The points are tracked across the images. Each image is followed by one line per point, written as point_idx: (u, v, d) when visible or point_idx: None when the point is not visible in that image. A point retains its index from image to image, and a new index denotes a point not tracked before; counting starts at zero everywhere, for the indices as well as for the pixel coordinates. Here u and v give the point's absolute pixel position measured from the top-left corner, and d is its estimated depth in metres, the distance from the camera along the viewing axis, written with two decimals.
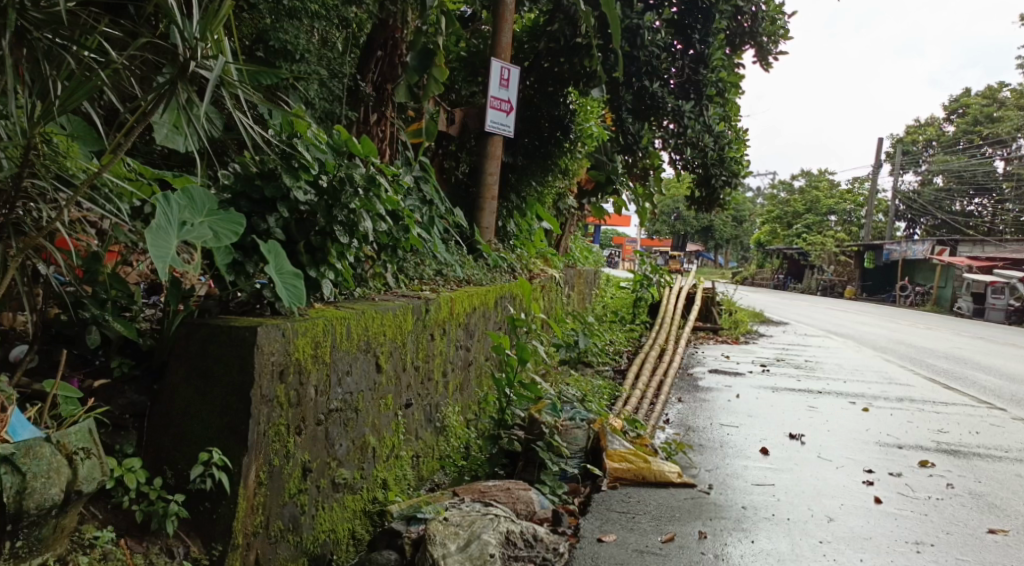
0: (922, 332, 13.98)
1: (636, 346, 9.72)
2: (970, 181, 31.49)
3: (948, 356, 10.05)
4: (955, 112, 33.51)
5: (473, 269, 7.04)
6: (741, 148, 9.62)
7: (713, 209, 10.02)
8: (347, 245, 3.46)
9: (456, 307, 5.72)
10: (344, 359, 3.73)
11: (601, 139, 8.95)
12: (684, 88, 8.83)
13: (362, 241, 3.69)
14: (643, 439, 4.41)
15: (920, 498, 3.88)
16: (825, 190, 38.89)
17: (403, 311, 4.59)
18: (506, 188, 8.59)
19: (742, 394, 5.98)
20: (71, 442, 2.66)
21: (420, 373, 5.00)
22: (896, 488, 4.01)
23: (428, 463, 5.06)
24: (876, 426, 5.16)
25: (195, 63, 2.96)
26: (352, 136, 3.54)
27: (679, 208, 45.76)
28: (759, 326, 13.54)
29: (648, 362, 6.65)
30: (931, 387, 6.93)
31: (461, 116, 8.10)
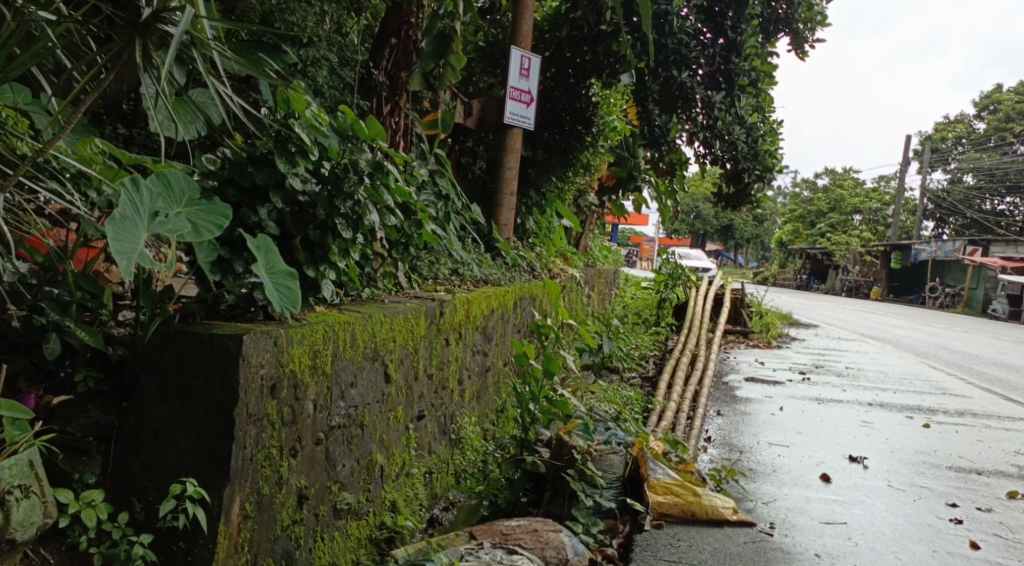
0: (960, 336, 13.44)
1: (662, 350, 9.29)
2: (1000, 180, 30.89)
3: (994, 362, 9.53)
4: (985, 109, 32.75)
5: (491, 267, 6.62)
6: (776, 142, 9.14)
7: (742, 206, 9.54)
8: (351, 241, 3.05)
9: (473, 310, 5.31)
10: (348, 369, 3.31)
11: (622, 133, 8.60)
12: (714, 78, 8.34)
13: (367, 237, 3.29)
14: (687, 465, 3.92)
15: (1019, 542, 3.44)
16: (849, 189, 38.24)
17: (415, 314, 4.19)
18: (526, 184, 8.15)
19: (786, 408, 5.54)
20: (5, 479, 2.33)
21: (434, 382, 4.59)
22: (990, 528, 3.57)
23: (443, 480, 4.64)
24: (942, 448, 4.72)
25: (156, 15, 2.74)
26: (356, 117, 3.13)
27: (700, 206, 45.19)
28: (789, 329, 13.05)
29: (678, 369, 6.23)
30: (986, 400, 6.46)
31: (479, 108, 7.65)
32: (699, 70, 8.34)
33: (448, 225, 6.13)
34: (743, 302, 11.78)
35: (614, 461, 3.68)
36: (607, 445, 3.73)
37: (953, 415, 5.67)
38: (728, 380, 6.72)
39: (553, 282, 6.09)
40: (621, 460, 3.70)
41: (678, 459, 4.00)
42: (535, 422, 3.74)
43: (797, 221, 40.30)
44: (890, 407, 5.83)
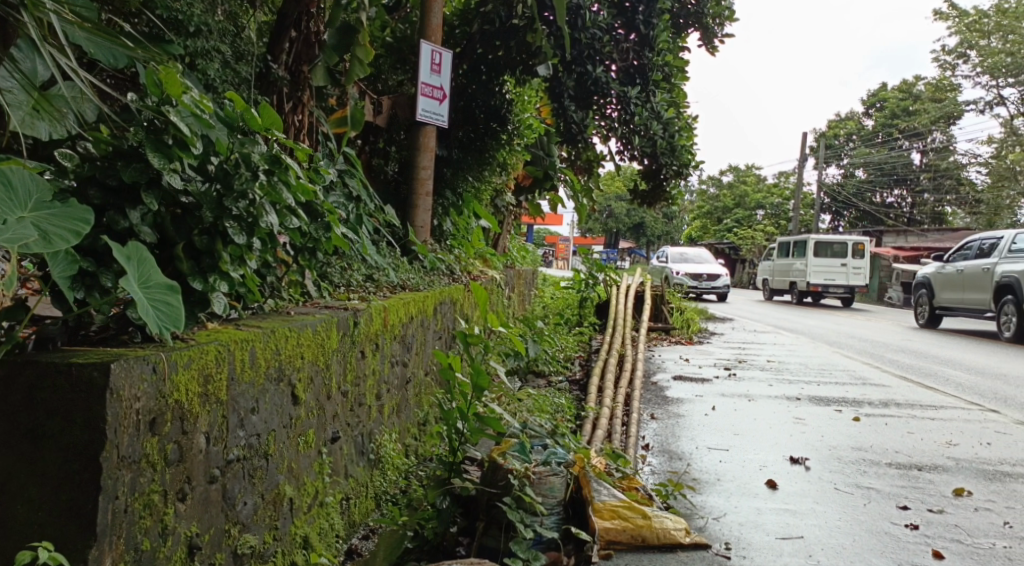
0: (868, 324, 13.63)
1: (586, 351, 9.08)
2: (889, 173, 31.99)
3: (907, 349, 9.61)
4: (875, 106, 33.81)
5: (407, 272, 6.25)
6: (692, 137, 8.96)
7: (659, 203, 9.37)
8: (245, 247, 2.68)
9: (391, 318, 4.95)
10: (249, 396, 2.93)
11: (538, 131, 8.34)
12: (629, 74, 8.14)
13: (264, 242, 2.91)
14: (630, 482, 3.62)
15: (984, 548, 3.24)
16: (753, 185, 38.99)
17: (324, 326, 3.83)
18: (441, 184, 7.81)
19: (718, 407, 5.32)
20: None
21: (348, 400, 4.23)
22: (948, 532, 3.38)
23: (360, 504, 4.30)
24: (879, 443, 4.56)
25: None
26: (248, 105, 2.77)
27: (612, 205, 45.56)
28: (706, 324, 13.01)
29: (607, 371, 5.97)
30: (907, 388, 6.38)
31: (389, 105, 7.26)
32: (612, 66, 8.09)
33: (360, 228, 5.78)
34: (663, 299, 11.64)
35: (554, 483, 3.27)
36: (546, 466, 3.30)
37: (880, 405, 5.54)
38: (656, 379, 6.48)
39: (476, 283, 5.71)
40: (562, 483, 3.31)
41: (620, 475, 3.70)
42: (459, 440, 3.42)
43: (705, 218, 40.90)
44: (820, 400, 5.66)
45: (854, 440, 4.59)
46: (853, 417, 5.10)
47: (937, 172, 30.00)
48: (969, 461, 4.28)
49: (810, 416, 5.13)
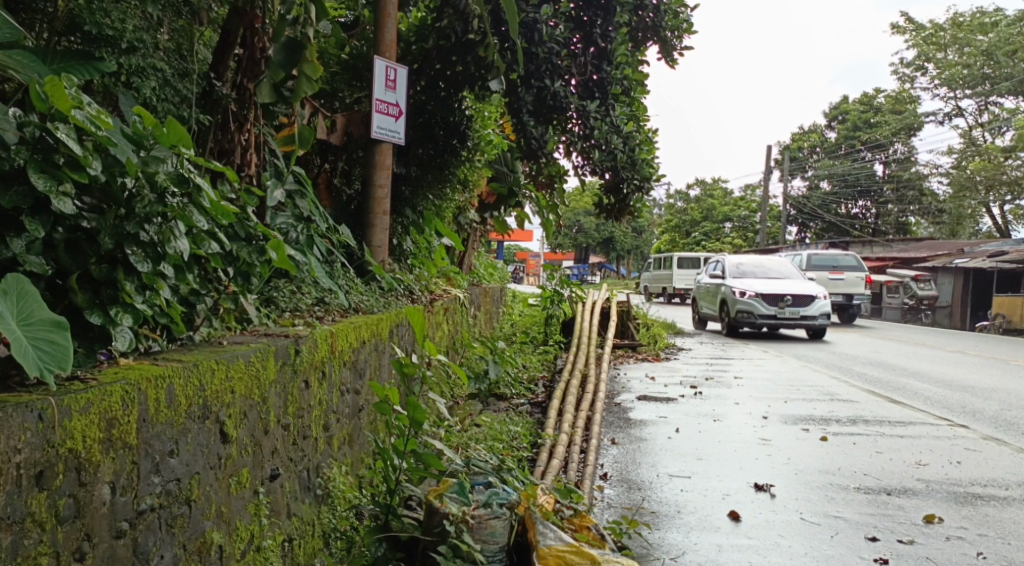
0: (833, 336, 13.54)
1: (551, 370, 8.91)
2: (852, 184, 32.38)
3: (873, 361, 9.51)
4: (837, 118, 34.03)
5: (362, 295, 6.02)
6: (653, 151, 8.80)
7: (624, 217, 9.21)
8: (150, 276, 2.59)
9: (339, 344, 4.72)
10: (167, 439, 2.73)
11: (499, 147, 8.17)
12: (588, 87, 8.01)
13: (179, 269, 2.80)
14: (582, 519, 3.34)
15: None
16: (719, 198, 39.08)
17: (259, 357, 3.60)
18: (399, 202, 7.57)
19: (681, 429, 5.13)
20: None
21: (289, 434, 4.00)
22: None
23: (304, 545, 4.07)
24: (845, 464, 4.40)
25: None
26: (154, 120, 2.63)
27: (581, 220, 45.37)
28: (674, 338, 12.87)
29: (569, 393, 5.75)
30: (873, 403, 6.24)
31: (343, 123, 7.03)
32: (572, 80, 7.93)
33: (310, 251, 5.57)
34: (630, 315, 11.43)
35: (495, 527, 3.11)
36: (487, 509, 3.15)
37: (847, 423, 5.38)
38: (621, 400, 6.27)
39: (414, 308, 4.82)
40: (507, 526, 3.15)
41: (571, 513, 3.44)
42: (399, 475, 3.24)
43: (673, 231, 40.77)
44: (786, 418, 5.49)
45: (820, 461, 4.43)
46: (820, 436, 4.94)
47: (898, 183, 30.25)
48: (939, 483, 4.12)
49: (776, 435, 4.96)
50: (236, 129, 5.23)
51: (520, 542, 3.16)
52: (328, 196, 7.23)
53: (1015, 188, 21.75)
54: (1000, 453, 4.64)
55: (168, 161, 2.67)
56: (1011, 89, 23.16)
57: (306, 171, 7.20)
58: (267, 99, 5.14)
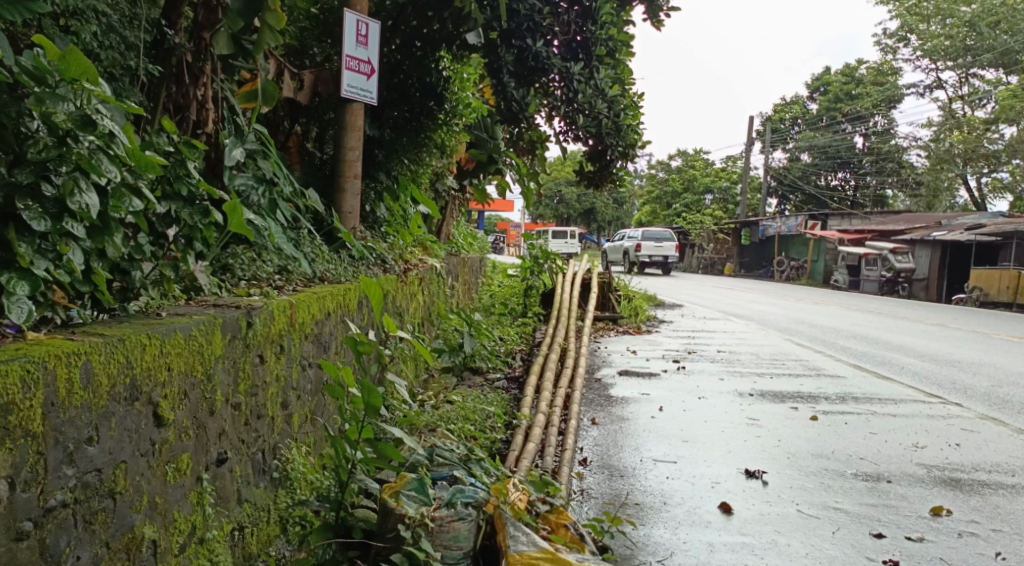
0: (816, 309, 13.27)
1: (529, 343, 8.59)
2: (833, 156, 32.18)
3: (859, 335, 9.24)
4: (819, 89, 33.78)
5: (328, 263, 5.64)
6: (638, 116, 8.41)
7: (605, 186, 8.84)
8: (49, 237, 2.47)
9: (301, 316, 4.36)
10: (83, 425, 2.42)
11: (477, 111, 7.79)
12: (571, 48, 7.58)
13: (93, 228, 2.62)
14: (558, 516, 3.05)
15: None
16: (701, 169, 38.78)
17: (203, 330, 3.25)
18: (372, 166, 7.11)
19: (665, 407, 4.82)
20: None
21: (240, 414, 3.66)
22: None
23: (259, 533, 3.73)
24: (840, 447, 4.11)
25: None
26: (55, 50, 2.48)
27: (562, 191, 44.98)
28: (656, 311, 12.57)
29: (546, 368, 5.42)
30: (862, 379, 5.96)
31: (311, 80, 6.59)
32: (554, 40, 7.52)
33: (272, 215, 5.20)
34: (611, 287, 11.11)
35: (459, 531, 2.83)
36: (450, 510, 2.86)
37: (837, 400, 5.08)
38: (601, 374, 5.96)
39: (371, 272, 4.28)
40: (472, 528, 2.85)
41: (547, 507, 3.14)
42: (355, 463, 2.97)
43: (653, 203, 40.43)
44: (775, 396, 5.19)
45: (815, 444, 4.14)
46: (812, 416, 4.64)
47: (878, 155, 30.06)
48: (942, 469, 3.83)
49: (767, 415, 4.67)
50: (191, 82, 4.84)
51: (488, 546, 2.90)
52: (297, 159, 6.82)
53: (994, 161, 21.64)
54: (1003, 435, 4.36)
55: (74, 98, 2.50)
56: (993, 60, 22.95)
57: (273, 131, 6.79)
58: (225, 51, 4.92)
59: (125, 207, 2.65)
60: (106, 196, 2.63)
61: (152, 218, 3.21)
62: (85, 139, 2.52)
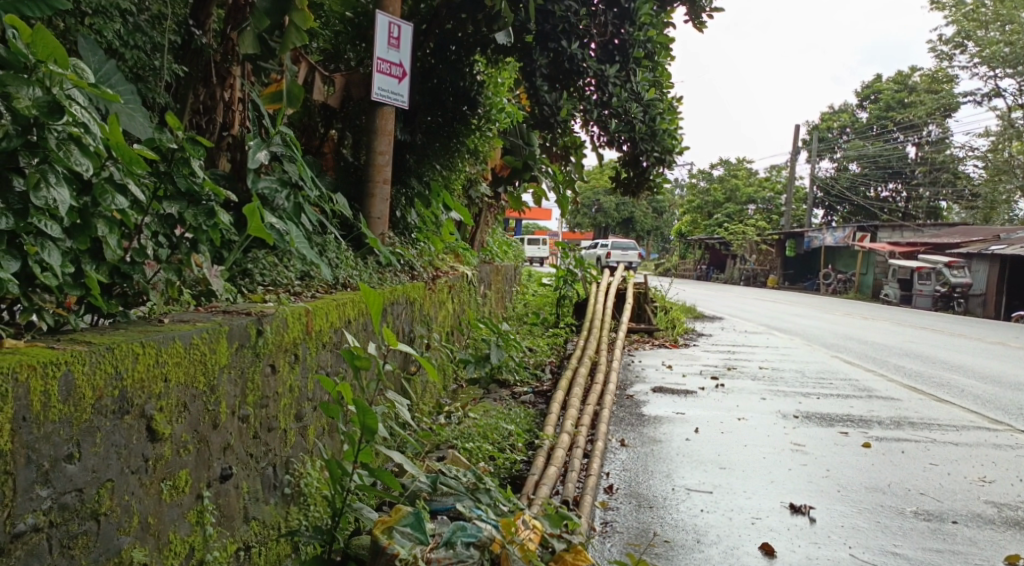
0: (862, 323, 12.87)
1: (560, 355, 8.34)
2: (882, 166, 31.54)
3: (908, 352, 8.87)
4: (868, 98, 33.21)
5: (353, 270, 5.43)
6: (677, 121, 8.14)
7: (641, 193, 8.57)
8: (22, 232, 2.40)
9: (318, 324, 4.14)
10: (61, 441, 2.33)
11: (510, 115, 7.58)
12: (608, 50, 7.34)
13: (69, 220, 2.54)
14: (574, 555, 2.89)
15: None
16: (744, 178, 38.21)
17: (206, 340, 3.05)
18: (404, 172, 6.85)
19: (701, 429, 4.54)
20: None
21: (248, 427, 3.46)
22: None
23: (269, 552, 3.52)
24: (894, 479, 3.81)
25: None
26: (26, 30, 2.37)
27: (601, 199, 44.58)
28: (694, 323, 12.22)
29: (575, 384, 5.16)
30: (916, 402, 5.62)
31: (343, 83, 6.31)
32: (591, 42, 7.26)
33: (299, 220, 5.00)
34: (648, 298, 10.80)
35: None
36: (449, 552, 2.74)
37: (891, 425, 4.76)
38: (633, 392, 5.67)
39: (362, 284, 3.63)
40: None
41: (561, 546, 2.98)
42: (349, 482, 2.93)
43: (694, 212, 39.94)
44: (822, 420, 4.88)
45: (867, 476, 3.85)
46: (864, 443, 4.33)
47: (930, 165, 29.41)
48: (1011, 509, 3.53)
49: (812, 440, 4.38)
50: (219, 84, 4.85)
51: None
52: (331, 165, 6.57)
53: None
54: None
55: (45, 84, 2.39)
56: None
57: (306, 137, 6.57)
58: (252, 51, 4.78)
59: (110, 205, 2.59)
60: (90, 193, 2.57)
61: (155, 219, 3.01)
62: (57, 127, 2.43)
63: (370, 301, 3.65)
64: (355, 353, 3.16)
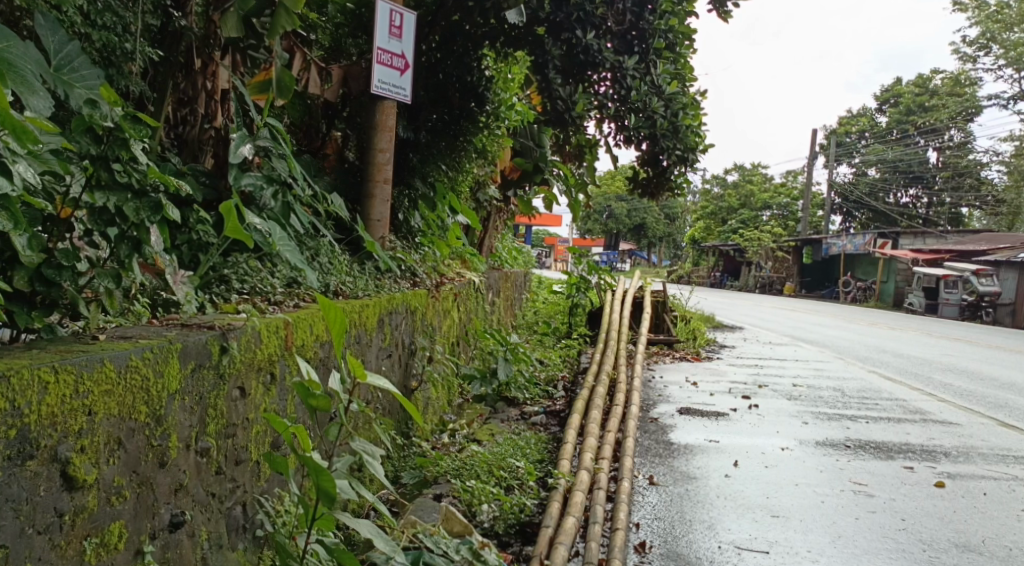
0: (890, 334, 12.27)
1: (574, 369, 7.78)
2: (902, 171, 30.90)
3: (949, 368, 8.26)
4: (887, 102, 32.61)
5: (349, 276, 4.88)
6: (700, 117, 7.57)
7: (661, 195, 8.01)
8: None
9: (299, 337, 3.51)
10: None
11: (520, 115, 7.13)
12: (627, 40, 6.75)
13: None
14: None
15: None
16: (759, 184, 37.62)
17: (149, 360, 2.50)
18: (406, 172, 6.26)
19: (740, 463, 4.03)
20: None
21: (209, 462, 2.86)
22: None
23: None
24: (987, 534, 3.27)
25: None
26: None
27: (614, 205, 44.00)
28: (714, 334, 11.64)
29: (592, 407, 4.58)
30: (976, 428, 5.04)
31: (341, 76, 5.63)
32: (607, 33, 6.65)
33: (290, 221, 4.41)
34: (666, 306, 10.24)
35: None
36: None
37: (955, 458, 4.24)
38: (657, 414, 5.09)
39: (319, 295, 2.99)
40: None
41: None
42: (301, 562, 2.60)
43: (708, 218, 39.41)
44: (879, 450, 4.39)
45: (953, 533, 3.29)
46: (936, 486, 3.81)
47: (951, 172, 28.81)
48: None
49: (873, 482, 3.82)
50: (198, 71, 4.25)
51: None
52: (331, 166, 5.96)
53: None
54: None
55: None
56: None
57: (307, 137, 5.91)
58: (235, 35, 4.10)
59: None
60: None
61: (87, 215, 2.49)
62: None
63: (329, 318, 2.99)
64: (309, 390, 2.78)
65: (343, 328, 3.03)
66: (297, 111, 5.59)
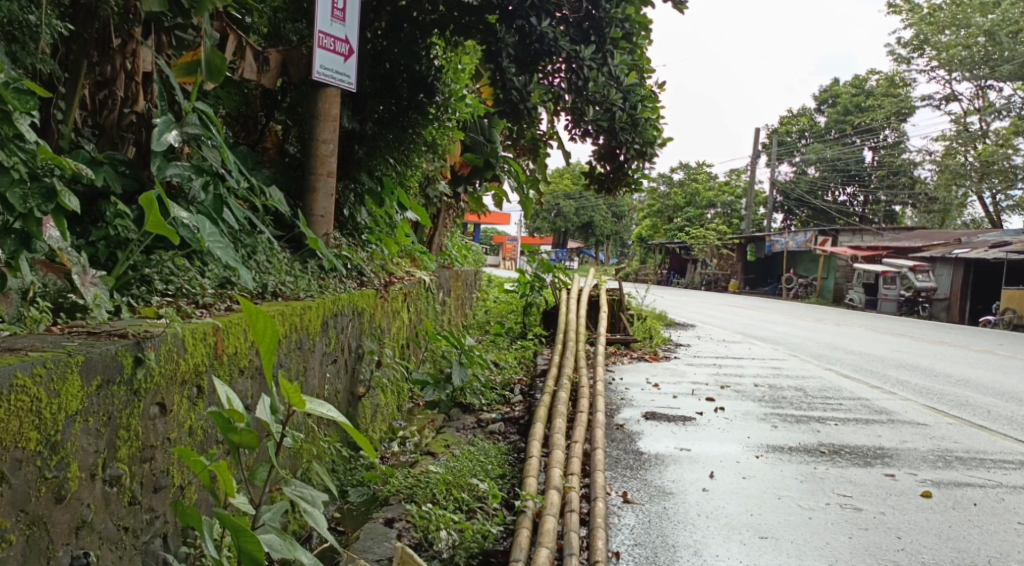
0: (838, 331, 12.20)
1: (530, 372, 7.44)
2: (842, 170, 31.23)
3: (907, 365, 8.10)
4: (827, 102, 32.94)
5: (289, 276, 4.47)
6: (656, 109, 7.26)
7: (617, 191, 7.69)
8: None
9: (231, 344, 3.09)
10: None
11: (471, 108, 6.76)
12: (582, 29, 6.27)
13: None
14: None
15: None
16: (703, 182, 37.76)
17: (41, 377, 2.16)
18: (352, 165, 5.83)
19: (718, 475, 3.73)
20: None
21: (121, 493, 2.45)
22: None
23: None
24: (993, 554, 3.01)
25: None
26: None
27: (560, 203, 43.87)
28: (667, 332, 11.40)
29: (555, 414, 4.24)
30: (953, 429, 4.81)
31: (279, 61, 5.15)
32: (562, 19, 6.21)
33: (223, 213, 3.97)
34: (622, 305, 9.96)
35: None
36: None
37: (940, 466, 3.97)
38: (624, 420, 4.76)
39: (245, 301, 2.60)
40: None
41: None
42: None
43: (654, 216, 39.48)
44: (856, 457, 4.11)
45: (956, 553, 3.02)
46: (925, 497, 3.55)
47: (889, 170, 29.16)
48: None
49: (862, 494, 3.54)
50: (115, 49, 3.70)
51: None
52: (269, 159, 5.49)
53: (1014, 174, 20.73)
54: None
55: None
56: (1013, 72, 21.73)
57: (244, 128, 5.45)
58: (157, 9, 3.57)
59: None
60: None
61: None
62: None
63: (258, 328, 2.64)
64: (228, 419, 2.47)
65: (275, 342, 2.66)
66: (233, 100, 5.11)
